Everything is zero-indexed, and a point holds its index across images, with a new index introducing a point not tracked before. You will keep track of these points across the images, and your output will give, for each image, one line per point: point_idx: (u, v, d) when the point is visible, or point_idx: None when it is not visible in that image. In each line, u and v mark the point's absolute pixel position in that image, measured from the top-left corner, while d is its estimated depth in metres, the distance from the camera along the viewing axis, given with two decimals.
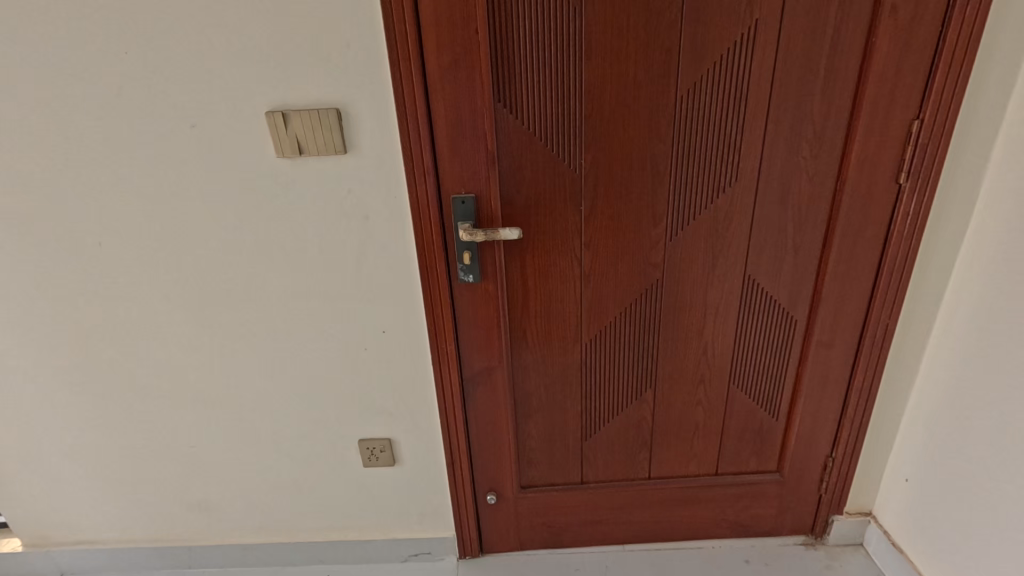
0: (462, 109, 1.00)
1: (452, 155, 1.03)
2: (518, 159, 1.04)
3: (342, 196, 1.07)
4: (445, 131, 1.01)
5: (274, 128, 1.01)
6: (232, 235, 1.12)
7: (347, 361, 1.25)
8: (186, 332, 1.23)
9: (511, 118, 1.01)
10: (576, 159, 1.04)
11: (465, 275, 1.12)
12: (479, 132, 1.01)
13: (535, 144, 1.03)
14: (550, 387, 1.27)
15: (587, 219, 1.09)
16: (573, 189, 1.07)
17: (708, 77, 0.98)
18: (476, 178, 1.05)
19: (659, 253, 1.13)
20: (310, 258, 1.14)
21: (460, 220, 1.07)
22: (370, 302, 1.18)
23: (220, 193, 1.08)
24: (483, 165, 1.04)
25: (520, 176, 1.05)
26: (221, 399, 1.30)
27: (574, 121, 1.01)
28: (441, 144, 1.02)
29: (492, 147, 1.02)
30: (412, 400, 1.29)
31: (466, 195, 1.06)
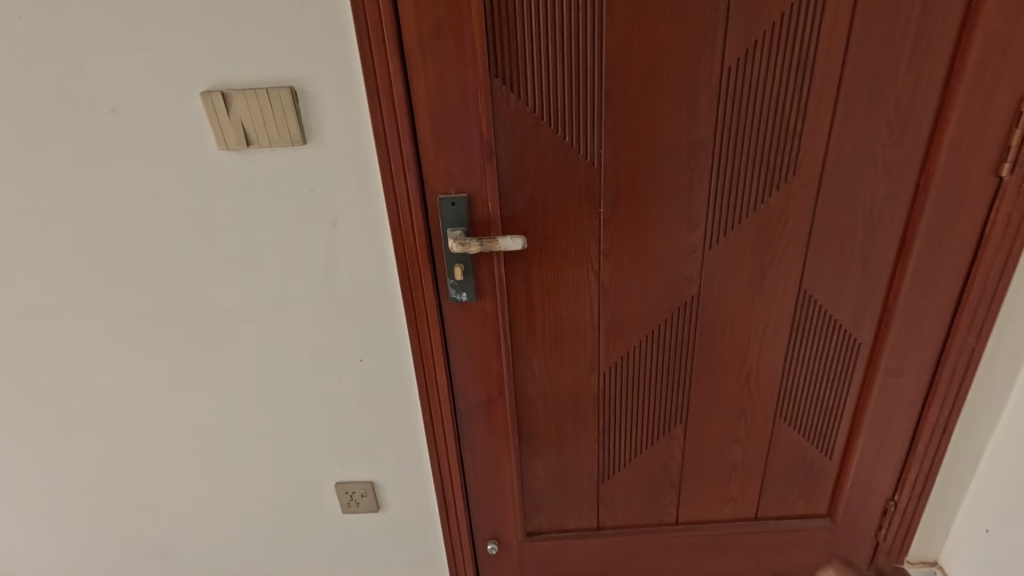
0: (450, 87, 0.79)
1: (438, 146, 0.82)
2: (522, 152, 0.83)
3: (303, 198, 0.87)
4: (428, 116, 0.81)
5: (213, 113, 0.80)
6: (173, 246, 0.92)
7: (319, 394, 1.05)
8: (127, 362, 1.03)
9: (513, 99, 0.80)
10: (594, 151, 0.83)
11: (457, 292, 0.92)
12: (472, 117, 0.81)
13: (543, 131, 0.82)
14: (561, 422, 1.07)
15: (608, 225, 0.88)
16: (590, 188, 0.86)
17: (765, 44, 0.77)
18: (469, 176, 0.84)
19: (696, 264, 0.92)
20: (269, 273, 0.93)
21: (450, 227, 0.87)
22: (343, 325, 0.98)
23: (156, 196, 0.88)
24: (477, 158, 0.83)
25: (524, 173, 0.84)
26: (174, 437, 1.11)
27: (592, 103, 0.80)
28: (424, 132, 0.81)
29: (488, 136, 0.81)
30: (397, 438, 1.09)
31: (456, 195, 0.85)
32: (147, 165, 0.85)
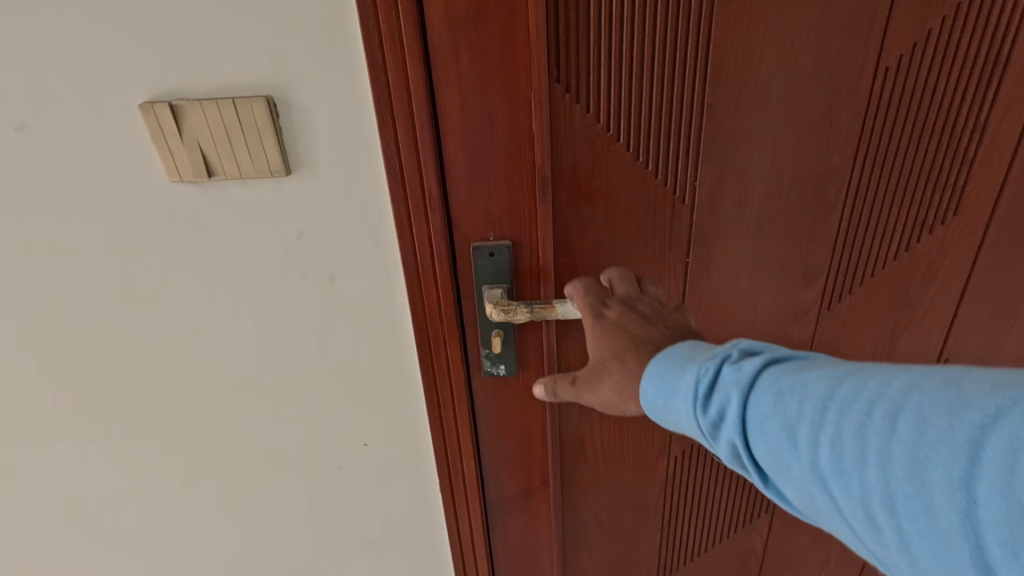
0: (493, 99, 0.56)
1: (475, 178, 0.60)
2: (588, 186, 0.61)
3: (289, 247, 0.64)
4: (462, 138, 0.58)
5: (159, 134, 0.57)
6: (110, 312, 0.68)
7: (313, 485, 0.82)
8: (53, 457, 0.78)
9: (580, 116, 0.57)
10: (686, 184, 0.61)
11: (493, 365, 0.70)
12: (523, 140, 0.58)
13: (619, 159, 0.60)
14: (614, 510, 0.85)
15: (697, 280, 0.66)
16: (675, 232, 0.63)
17: (939, 38, 0.55)
18: (515, 218, 0.62)
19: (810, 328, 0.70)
20: (245, 342, 0.71)
21: (487, 283, 0.65)
22: (344, 402, 0.75)
23: (82, 249, 0.63)
24: (526, 193, 0.61)
25: (589, 213, 0.62)
26: (122, 544, 0.86)
27: (689, 121, 0.58)
28: (457, 160, 0.59)
29: (544, 166, 0.59)
30: (412, 532, 0.87)
31: (496, 243, 0.63)
32: (67, 206, 0.61)
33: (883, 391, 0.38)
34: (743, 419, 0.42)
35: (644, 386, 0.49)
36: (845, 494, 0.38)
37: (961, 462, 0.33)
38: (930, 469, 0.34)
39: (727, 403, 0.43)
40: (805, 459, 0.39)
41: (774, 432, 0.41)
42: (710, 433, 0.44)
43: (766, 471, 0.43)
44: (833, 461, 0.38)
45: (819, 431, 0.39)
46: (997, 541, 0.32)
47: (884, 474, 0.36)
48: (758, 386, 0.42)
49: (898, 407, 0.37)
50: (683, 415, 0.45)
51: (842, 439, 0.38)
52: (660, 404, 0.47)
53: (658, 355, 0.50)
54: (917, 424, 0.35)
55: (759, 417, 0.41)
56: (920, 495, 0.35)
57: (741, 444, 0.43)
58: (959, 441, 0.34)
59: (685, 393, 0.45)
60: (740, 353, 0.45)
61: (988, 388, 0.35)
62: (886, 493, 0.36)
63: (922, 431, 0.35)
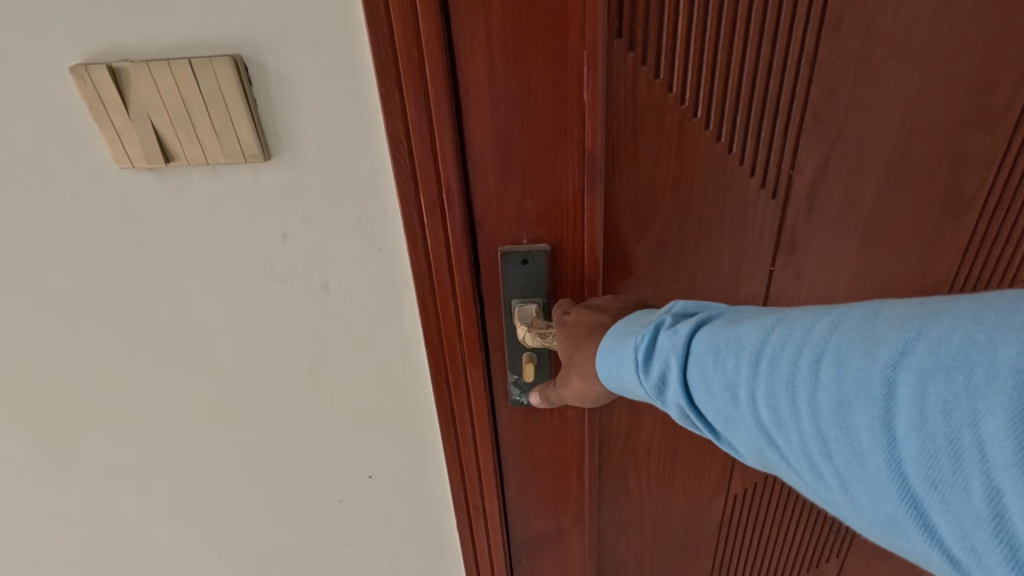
0: (529, 60, 0.43)
1: (506, 166, 0.47)
2: (651, 176, 0.47)
3: (272, 252, 0.52)
4: (490, 114, 0.45)
5: (99, 107, 0.44)
6: (64, 327, 0.56)
7: (312, 520, 0.71)
8: (17, 488, 0.67)
9: (646, 83, 0.44)
10: (779, 174, 0.47)
11: (524, 393, 0.58)
12: (570, 116, 0.44)
13: (693, 141, 0.46)
14: (657, 546, 0.74)
15: (782, 294, 0.53)
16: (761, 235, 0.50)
17: None
18: (556, 217, 0.49)
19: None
20: (226, 363, 0.59)
21: (518, 297, 0.52)
22: (343, 430, 0.64)
23: (19, 254, 0.51)
24: (573, 183, 0.47)
25: (650, 210, 0.49)
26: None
27: (790, 91, 0.44)
28: (482, 142, 0.46)
29: (596, 150, 0.45)
30: (428, 568, 0.76)
31: (531, 250, 0.50)
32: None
33: (805, 333, 0.31)
34: (687, 381, 0.36)
35: (598, 356, 0.42)
36: (784, 443, 0.32)
37: (881, 402, 0.28)
38: (854, 413, 0.28)
39: (663, 362, 0.37)
40: (737, 411, 0.33)
41: (716, 393, 0.34)
42: (655, 394, 0.38)
43: (714, 428, 0.36)
44: (767, 412, 0.32)
45: (755, 388, 0.32)
46: (920, 478, 0.27)
47: (814, 422, 0.30)
48: (693, 348, 0.36)
49: (822, 349, 0.30)
50: (635, 386, 0.39)
51: (773, 390, 0.32)
52: (610, 369, 0.41)
53: (613, 327, 0.43)
54: (838, 366, 0.29)
55: (699, 379, 0.35)
56: (849, 440, 0.29)
57: (681, 403, 0.36)
58: (876, 381, 0.28)
59: (630, 356, 0.38)
60: (677, 313, 0.39)
61: (910, 318, 0.28)
62: (821, 443, 0.30)
63: (843, 377, 0.29)
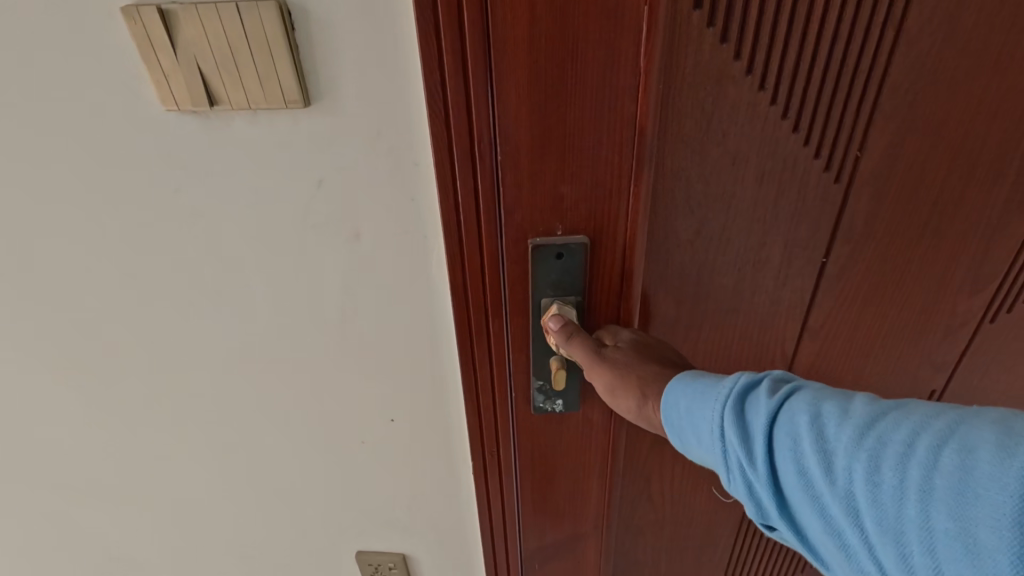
0: (571, 31, 0.43)
1: (542, 143, 0.47)
2: (705, 156, 0.53)
3: (308, 198, 0.53)
4: (529, 85, 0.45)
5: (148, 47, 0.45)
6: (110, 262, 0.58)
7: (334, 463, 0.75)
8: (64, 414, 0.72)
9: (711, 48, 0.47)
10: (846, 155, 0.55)
11: (549, 400, 0.63)
12: (622, 87, 0.46)
13: (760, 113, 0.51)
14: (653, 502, 0.79)
15: (802, 261, 0.61)
16: (818, 217, 0.59)
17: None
18: (599, 183, 0.50)
19: (883, 295, 0.66)
20: (257, 308, 0.61)
21: (548, 287, 0.55)
22: (367, 375, 0.66)
23: (70, 189, 0.54)
24: (612, 152, 0.48)
25: (702, 184, 0.54)
26: (140, 502, 0.82)
27: (868, 62, 0.50)
28: (521, 110, 0.46)
29: (639, 116, 0.47)
30: (441, 510, 0.81)
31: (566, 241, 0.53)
32: (49, 133, 0.51)
33: (923, 422, 0.35)
34: (773, 441, 0.39)
35: (667, 396, 0.46)
36: (871, 520, 0.34)
37: (1010, 500, 0.30)
38: (974, 506, 0.31)
39: (747, 414, 0.41)
40: (823, 480, 0.36)
41: (805, 458, 0.37)
42: (715, 443, 0.42)
43: (785, 495, 0.39)
44: (865, 486, 0.35)
45: (853, 460, 0.35)
46: None
47: (922, 509, 0.32)
48: (790, 409, 0.39)
49: (943, 438, 0.33)
50: (714, 429, 0.42)
51: (877, 467, 0.34)
52: (684, 415, 0.45)
53: (679, 377, 0.47)
54: (963, 456, 0.32)
55: (791, 440, 0.38)
56: (961, 532, 0.31)
57: (744, 460, 0.40)
58: (1009, 478, 0.30)
59: (721, 398, 0.42)
60: (777, 378, 0.43)
61: None
62: (925, 530, 0.32)
63: (967, 467, 0.32)
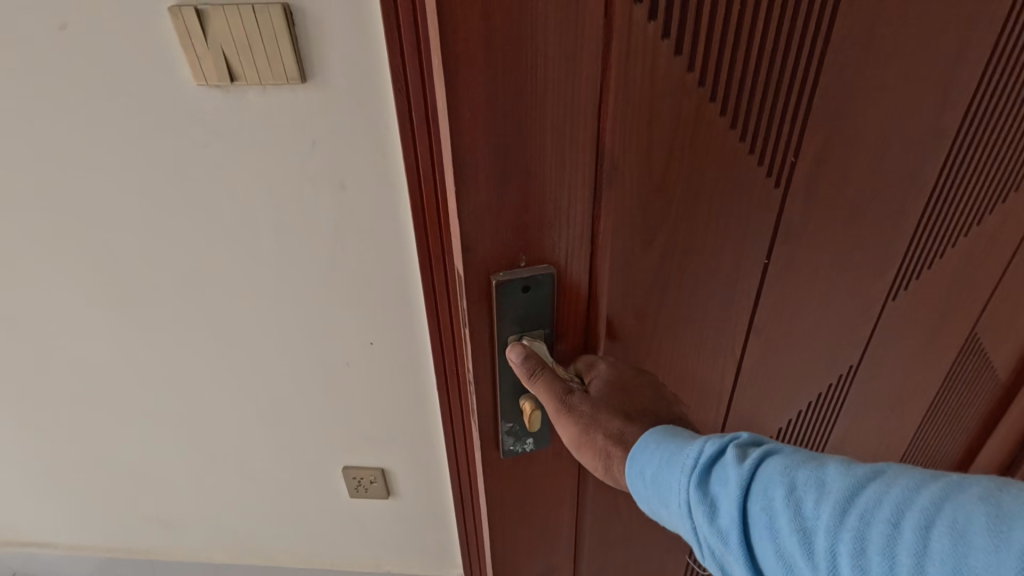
0: (522, 53, 0.45)
1: (501, 163, 0.50)
2: (665, 176, 0.55)
3: (303, 154, 0.69)
4: (486, 112, 0.47)
5: (185, 36, 0.61)
6: (146, 203, 0.75)
7: (323, 381, 0.92)
8: (107, 332, 0.89)
9: (667, 59, 0.49)
10: (785, 163, 0.60)
11: (519, 439, 0.68)
12: (584, 114, 0.49)
13: (717, 130, 0.55)
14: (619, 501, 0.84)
15: (753, 268, 0.66)
16: (762, 217, 0.63)
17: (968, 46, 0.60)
18: (554, 194, 0.53)
19: (810, 287, 0.71)
20: (262, 244, 0.78)
21: (513, 323, 0.59)
22: (350, 305, 0.83)
23: (118, 144, 0.70)
24: (571, 173, 0.52)
25: (667, 201, 0.57)
26: (166, 412, 1.00)
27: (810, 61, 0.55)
28: (478, 126, 0.47)
29: (591, 130, 0.50)
30: (413, 427, 0.98)
31: (531, 272, 0.57)
32: (104, 100, 0.67)
33: (898, 493, 0.38)
34: (748, 514, 0.43)
35: (637, 457, 0.52)
36: None
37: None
38: None
39: (717, 484, 0.45)
40: (805, 556, 0.40)
41: (785, 536, 0.41)
42: (688, 513, 0.46)
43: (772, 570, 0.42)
44: (851, 569, 0.37)
45: (834, 538, 0.38)
46: None
47: None
48: (759, 478, 0.43)
49: (927, 516, 0.36)
50: (687, 500, 0.46)
51: (863, 548, 0.37)
52: (653, 480, 0.50)
53: (649, 436, 0.52)
54: (953, 538, 0.34)
55: (766, 515, 0.42)
56: None
57: (719, 538, 0.44)
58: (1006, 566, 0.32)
59: (689, 469, 0.47)
60: (743, 443, 0.47)
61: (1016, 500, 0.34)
62: None
63: (952, 547, 0.34)
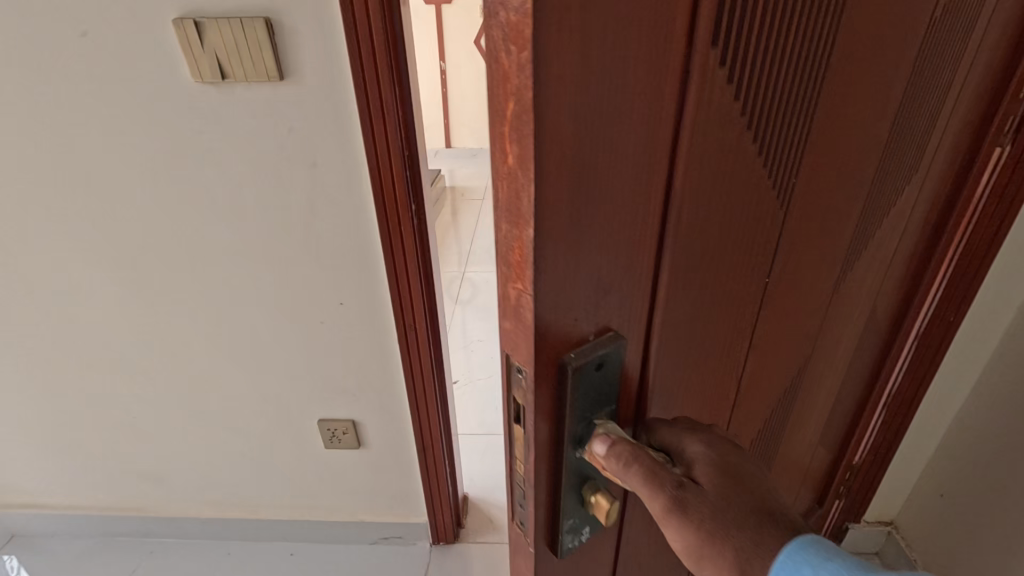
0: (618, 86, 0.28)
1: (574, 225, 0.31)
2: (715, 228, 0.38)
3: (282, 139, 0.85)
4: (570, 175, 0.29)
5: (186, 42, 0.77)
6: (148, 180, 0.90)
7: (300, 338, 1.07)
8: (110, 296, 1.03)
9: (720, 92, 0.32)
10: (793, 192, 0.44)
11: (580, 537, 0.43)
12: (658, 156, 0.32)
13: (763, 176, 0.40)
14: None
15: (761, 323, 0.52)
16: (757, 267, 0.46)
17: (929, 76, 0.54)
18: (617, 288, 0.35)
19: (790, 334, 0.60)
20: (246, 215, 0.92)
21: (587, 407, 0.37)
22: (323, 269, 0.98)
23: (128, 129, 0.85)
24: (629, 222, 0.33)
25: (713, 254, 0.40)
26: (159, 371, 1.13)
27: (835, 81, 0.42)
28: (563, 192, 0.29)
29: (676, 204, 0.34)
30: (378, 382, 1.12)
31: (604, 346, 0.36)
32: (117, 92, 0.82)
33: None
34: None
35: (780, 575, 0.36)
36: None
37: None
38: None
39: None
40: None
41: None
42: None
43: None
44: None
45: None
46: None
47: None
48: None
49: None
50: None
51: None
52: None
53: (795, 546, 0.36)
54: None
55: None
56: None
57: None
58: None
59: None
60: None
61: None
62: None
63: None
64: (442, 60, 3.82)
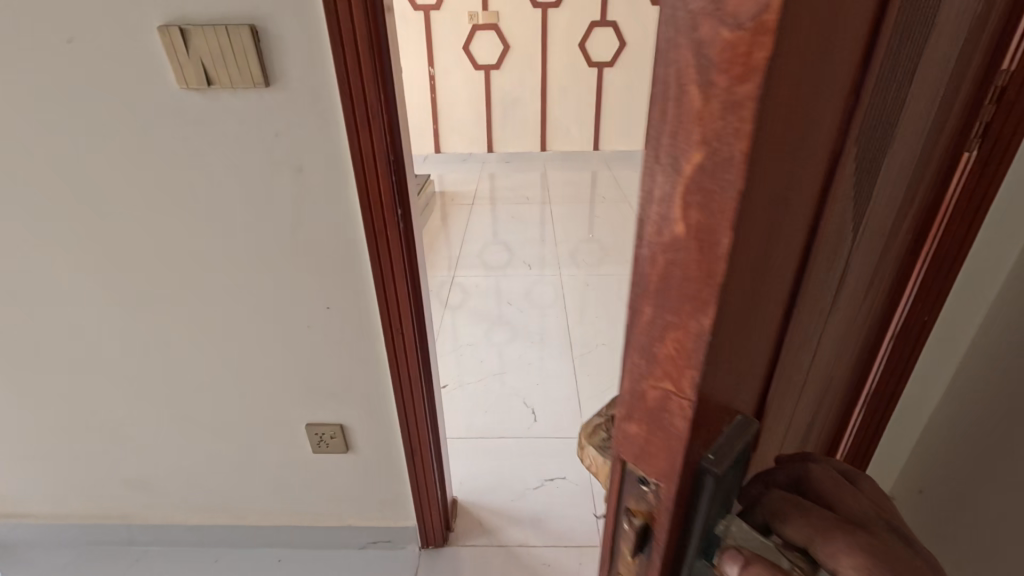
0: (805, 124, 0.23)
1: (739, 316, 0.25)
2: (815, 295, 0.35)
3: (269, 144, 0.85)
4: (752, 253, 0.23)
5: (171, 49, 0.77)
6: (135, 186, 0.90)
7: (288, 342, 1.07)
8: (95, 302, 1.03)
9: (852, 151, 0.29)
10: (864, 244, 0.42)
11: None
12: (803, 226, 0.27)
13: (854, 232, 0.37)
14: None
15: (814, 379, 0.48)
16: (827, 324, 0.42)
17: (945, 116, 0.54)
18: (747, 376, 0.30)
19: (825, 384, 0.57)
20: (233, 220, 0.93)
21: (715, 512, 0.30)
22: (310, 272, 0.98)
23: (114, 135, 0.86)
24: (763, 306, 0.28)
25: (809, 321, 0.36)
26: (146, 377, 1.13)
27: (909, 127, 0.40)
28: (753, 241, 0.23)
29: (808, 253, 0.30)
30: (366, 386, 1.13)
31: (736, 436, 0.29)
32: (103, 98, 0.83)
33: None
34: None
35: None
36: None
37: None
38: None
39: None
40: None
41: None
42: None
43: None
44: None
45: None
46: None
47: None
48: None
49: None
50: None
51: None
52: None
53: None
54: None
55: None
56: None
57: None
58: None
59: None
60: None
61: None
62: None
63: None
64: (431, 65, 3.84)
